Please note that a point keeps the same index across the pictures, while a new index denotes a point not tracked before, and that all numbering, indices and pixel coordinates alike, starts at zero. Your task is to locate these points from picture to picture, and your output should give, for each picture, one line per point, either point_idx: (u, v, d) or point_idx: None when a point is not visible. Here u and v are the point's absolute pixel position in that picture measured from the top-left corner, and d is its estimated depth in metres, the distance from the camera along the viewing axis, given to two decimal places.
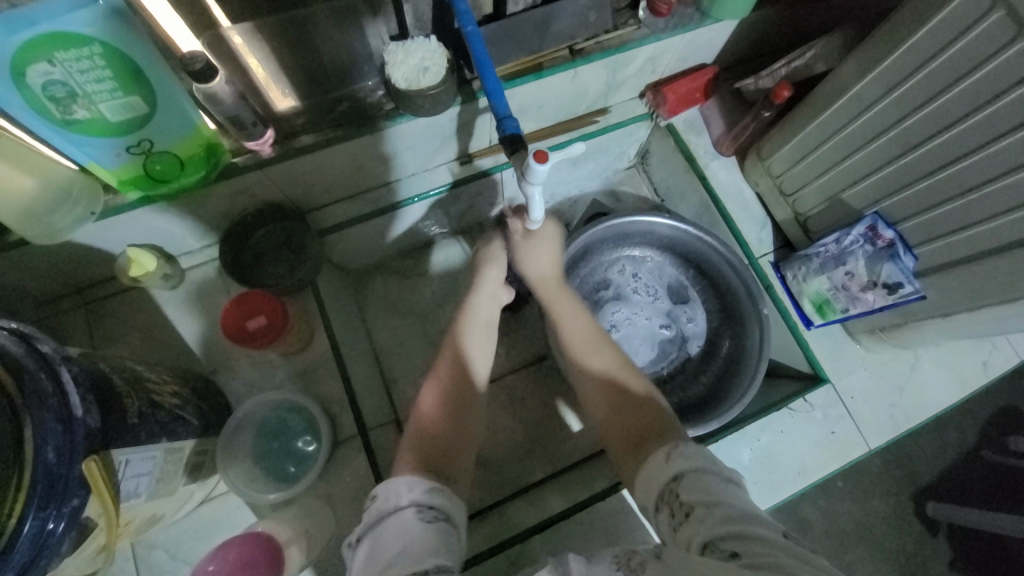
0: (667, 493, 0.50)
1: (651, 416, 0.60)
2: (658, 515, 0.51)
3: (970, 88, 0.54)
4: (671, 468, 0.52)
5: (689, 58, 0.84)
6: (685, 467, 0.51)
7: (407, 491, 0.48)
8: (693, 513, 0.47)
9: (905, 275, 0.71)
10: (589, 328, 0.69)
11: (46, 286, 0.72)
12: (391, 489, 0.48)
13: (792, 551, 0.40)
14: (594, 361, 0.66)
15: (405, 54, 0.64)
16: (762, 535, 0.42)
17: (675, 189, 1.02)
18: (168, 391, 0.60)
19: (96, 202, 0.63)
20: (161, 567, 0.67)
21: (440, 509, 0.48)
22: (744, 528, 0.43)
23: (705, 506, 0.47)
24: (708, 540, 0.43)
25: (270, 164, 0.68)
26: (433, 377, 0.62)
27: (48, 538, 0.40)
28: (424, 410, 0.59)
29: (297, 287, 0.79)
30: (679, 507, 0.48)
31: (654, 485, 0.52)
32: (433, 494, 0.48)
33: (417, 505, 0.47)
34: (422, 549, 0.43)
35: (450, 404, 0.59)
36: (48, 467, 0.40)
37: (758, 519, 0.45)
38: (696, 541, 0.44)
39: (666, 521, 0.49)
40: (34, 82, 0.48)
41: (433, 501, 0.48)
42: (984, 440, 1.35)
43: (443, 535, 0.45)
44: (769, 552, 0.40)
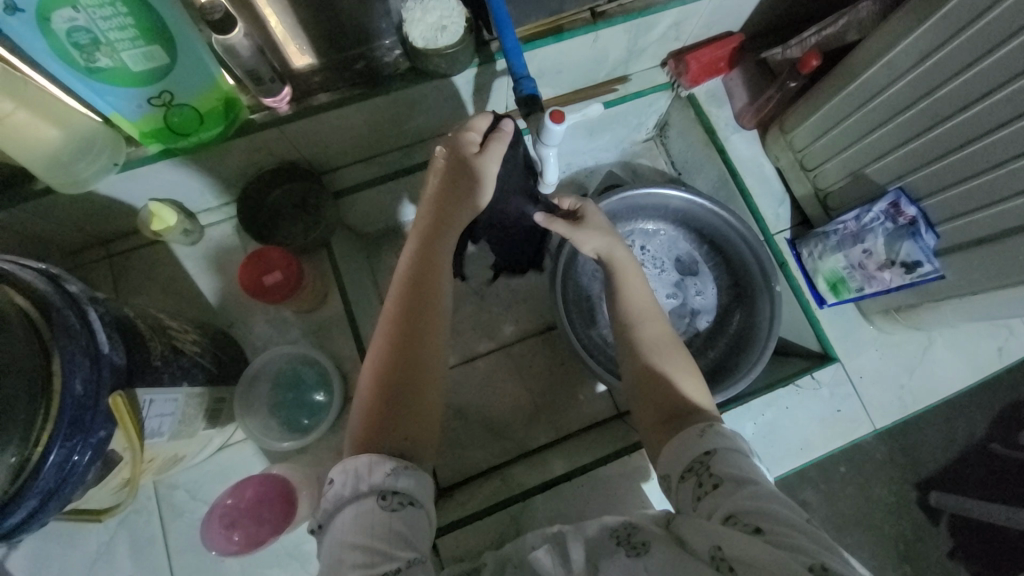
0: (696, 464, 0.51)
1: (685, 397, 0.59)
2: (681, 485, 0.52)
3: (1005, 58, 0.52)
4: (705, 443, 0.52)
5: (715, 25, 0.81)
6: (719, 445, 0.51)
7: (366, 477, 0.48)
8: (721, 487, 0.48)
9: (925, 254, 0.69)
10: (649, 301, 0.67)
11: (73, 238, 0.75)
12: (349, 472, 0.48)
13: (808, 530, 0.43)
14: (645, 331, 0.65)
15: (423, 11, 0.64)
16: (786, 513, 0.44)
17: (693, 163, 1.00)
18: (188, 339, 0.62)
19: (119, 152, 0.64)
20: (182, 506, 0.71)
21: (404, 492, 0.47)
22: (767, 505, 0.45)
23: (735, 482, 0.48)
24: (732, 512, 0.46)
25: (287, 122, 0.68)
26: (392, 297, 0.60)
27: (73, 468, 0.43)
28: (380, 339, 0.57)
29: (313, 247, 0.80)
30: (708, 478, 0.49)
31: (682, 457, 0.53)
32: (396, 477, 0.48)
33: (379, 491, 0.47)
34: (388, 545, 0.44)
35: (411, 321, 0.58)
36: (77, 399, 0.43)
37: (779, 496, 0.46)
38: (718, 513, 0.46)
39: (689, 491, 0.50)
40: (58, 27, 0.48)
41: (395, 485, 0.47)
42: (994, 433, 1.34)
43: (407, 522, 0.46)
44: (790, 531, 0.42)
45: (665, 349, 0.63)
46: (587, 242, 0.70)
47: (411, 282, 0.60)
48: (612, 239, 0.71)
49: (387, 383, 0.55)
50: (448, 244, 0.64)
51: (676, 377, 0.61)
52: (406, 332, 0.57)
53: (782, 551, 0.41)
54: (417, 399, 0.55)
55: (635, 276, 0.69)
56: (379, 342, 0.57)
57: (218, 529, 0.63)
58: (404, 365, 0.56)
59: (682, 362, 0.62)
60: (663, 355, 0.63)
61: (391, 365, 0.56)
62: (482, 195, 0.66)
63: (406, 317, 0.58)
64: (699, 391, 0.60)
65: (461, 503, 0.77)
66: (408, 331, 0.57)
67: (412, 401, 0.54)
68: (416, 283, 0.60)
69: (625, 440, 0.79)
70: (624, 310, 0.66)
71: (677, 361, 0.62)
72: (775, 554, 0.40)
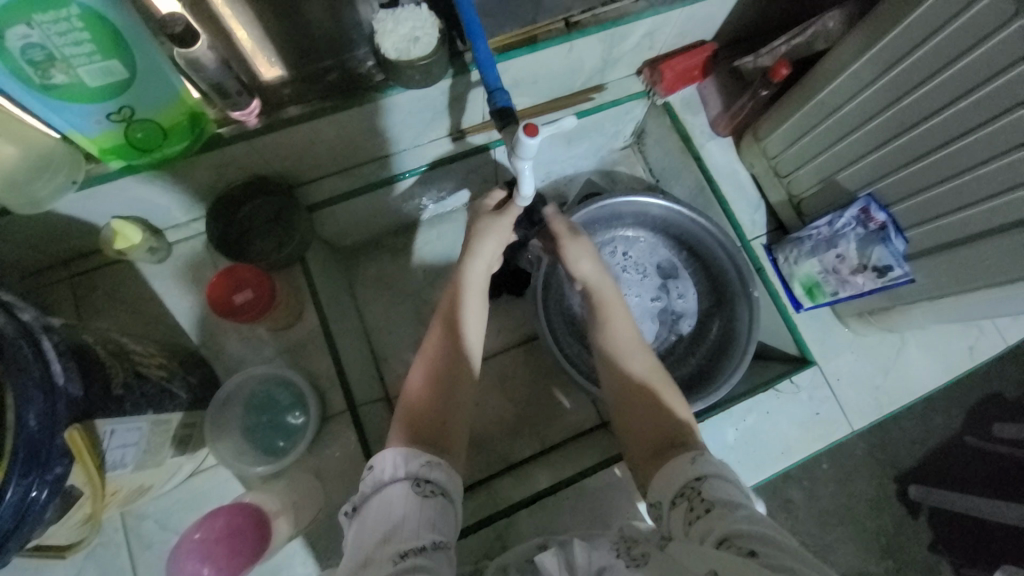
0: (688, 489, 0.51)
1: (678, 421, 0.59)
2: (672, 510, 0.51)
3: (966, 68, 0.54)
4: (695, 469, 0.52)
5: (688, 34, 0.82)
6: (710, 471, 0.51)
7: (404, 464, 0.48)
8: (714, 510, 0.47)
9: (895, 259, 0.71)
10: (631, 333, 0.67)
11: (29, 258, 0.71)
12: (387, 461, 0.49)
13: (801, 556, 0.41)
14: (631, 362, 0.64)
15: (395, 23, 0.62)
16: (779, 541, 0.42)
17: (670, 170, 1.00)
18: (154, 363, 0.60)
19: (77, 170, 0.61)
20: (151, 537, 0.68)
21: (436, 482, 0.49)
22: (760, 531, 0.43)
23: (727, 505, 0.47)
24: (725, 536, 0.43)
25: (256, 135, 0.66)
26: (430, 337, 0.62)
27: (31, 505, 0.40)
28: (416, 379, 0.58)
29: (286, 262, 0.78)
30: (699, 503, 0.49)
31: (672, 483, 0.52)
32: (431, 468, 0.49)
33: (413, 478, 0.48)
34: (417, 526, 0.44)
35: (449, 355, 0.60)
36: (29, 434, 0.40)
37: (774, 525, 0.45)
38: (712, 535, 0.44)
39: (680, 517, 0.50)
40: (11, 44, 0.46)
41: (429, 475, 0.48)
42: (967, 426, 1.38)
43: (437, 510, 0.47)
44: (783, 556, 0.40)
45: (662, 381, 0.63)
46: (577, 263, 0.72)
47: (446, 321, 0.62)
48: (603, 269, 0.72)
49: (421, 411, 0.55)
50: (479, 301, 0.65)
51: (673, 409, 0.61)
52: (445, 366, 0.59)
53: (779, 574, 0.38)
54: (445, 429, 0.55)
55: (616, 305, 0.69)
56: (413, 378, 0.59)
57: (190, 567, 0.59)
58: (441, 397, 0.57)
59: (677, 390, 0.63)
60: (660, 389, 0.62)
61: (426, 398, 0.57)
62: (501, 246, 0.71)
63: (444, 353, 0.60)
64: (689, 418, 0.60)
65: None
66: (446, 366, 0.59)
67: (445, 430, 0.54)
68: (451, 321, 0.62)
69: (611, 450, 0.78)
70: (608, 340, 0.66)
71: (671, 395, 0.62)
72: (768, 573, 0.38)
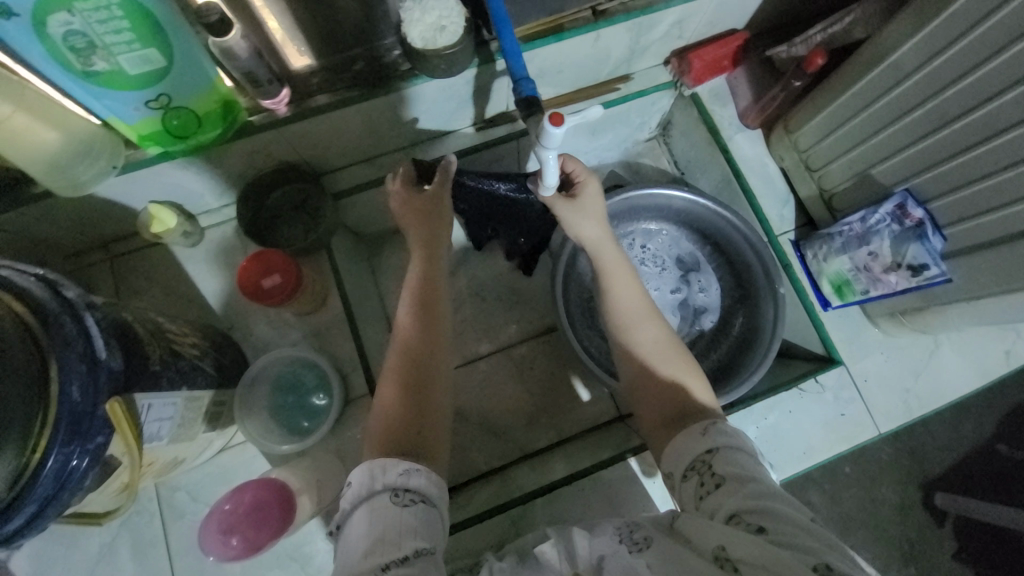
0: (699, 463, 0.51)
1: (695, 405, 0.57)
2: (683, 484, 0.51)
3: (1014, 58, 0.51)
4: (706, 442, 0.51)
5: (719, 22, 0.80)
6: (722, 442, 0.51)
7: (380, 475, 0.47)
8: (724, 485, 0.47)
9: (931, 257, 0.68)
10: (640, 300, 0.66)
11: (74, 240, 0.75)
12: (363, 476, 0.48)
13: (812, 530, 0.42)
14: (640, 333, 0.64)
15: (422, 11, 0.62)
16: (790, 514, 0.43)
17: (696, 163, 0.99)
18: (187, 343, 0.62)
19: (117, 155, 0.64)
20: (183, 508, 0.71)
21: (416, 490, 0.47)
22: (771, 506, 0.44)
23: (737, 480, 0.47)
24: (734, 512, 0.45)
25: (285, 123, 0.68)
26: (402, 310, 0.63)
27: (72, 473, 0.43)
28: (394, 351, 0.59)
29: (312, 249, 0.80)
30: (710, 478, 0.49)
31: (684, 458, 0.52)
32: (408, 476, 0.48)
33: (391, 489, 0.47)
34: (399, 536, 0.44)
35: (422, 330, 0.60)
36: (73, 405, 0.43)
37: (783, 495, 0.46)
38: (722, 512, 0.46)
39: (691, 490, 0.50)
40: (55, 31, 0.48)
41: (408, 483, 0.47)
42: (1003, 434, 1.32)
43: (422, 517, 0.46)
44: (792, 531, 0.42)
45: (665, 352, 0.62)
46: (578, 225, 0.71)
47: (416, 298, 0.63)
48: (601, 233, 0.71)
49: (403, 385, 0.56)
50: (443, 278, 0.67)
51: (684, 382, 0.60)
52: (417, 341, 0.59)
53: (787, 552, 0.40)
54: (428, 405, 0.56)
55: (625, 273, 0.68)
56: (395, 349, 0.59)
57: (216, 535, 0.62)
58: (418, 370, 0.58)
59: (683, 357, 0.62)
60: (664, 362, 0.61)
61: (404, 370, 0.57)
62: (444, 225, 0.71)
63: (420, 328, 0.60)
64: (709, 397, 0.59)
65: (461, 506, 0.76)
66: (423, 342, 0.60)
67: (425, 408, 0.55)
68: (420, 300, 0.63)
69: (628, 443, 0.78)
70: (614, 308, 0.66)
71: (678, 365, 0.61)
72: (780, 555, 0.40)
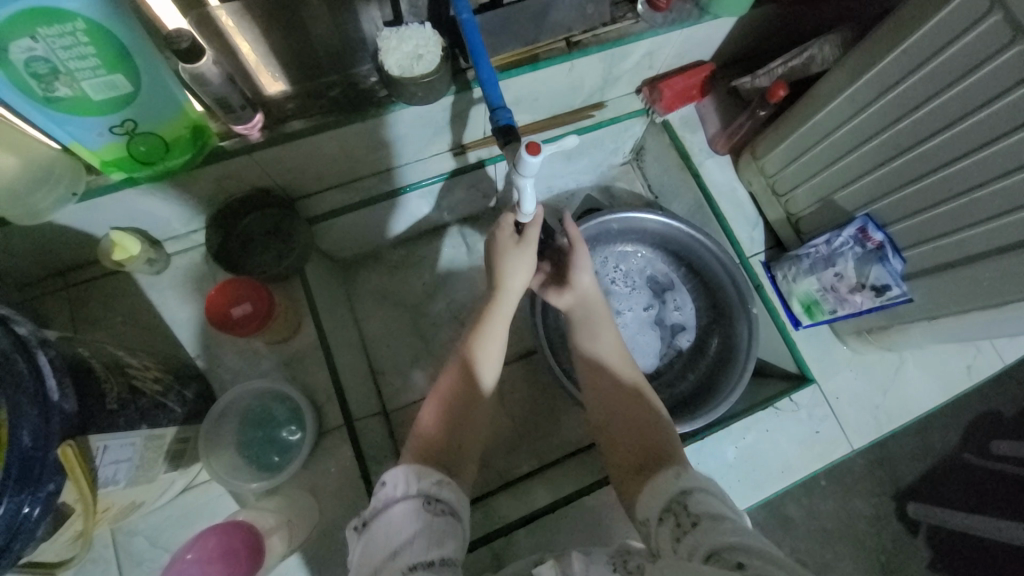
0: (675, 504, 0.50)
1: (663, 443, 0.59)
2: (659, 528, 0.50)
3: (964, 93, 0.54)
4: (682, 483, 0.51)
5: (687, 54, 0.84)
6: (694, 484, 0.51)
7: (415, 481, 0.49)
8: (700, 523, 0.46)
9: (893, 278, 0.71)
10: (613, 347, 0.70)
11: (26, 268, 0.71)
12: (399, 477, 0.50)
13: (792, 567, 0.39)
14: (609, 374, 0.67)
15: (399, 40, 0.63)
16: (768, 550, 0.41)
17: (669, 186, 1.01)
18: (149, 377, 0.59)
19: (78, 181, 0.62)
20: (140, 555, 0.66)
21: (446, 501, 0.49)
22: (748, 543, 0.42)
23: (713, 518, 0.46)
24: (713, 549, 0.42)
25: (258, 149, 0.67)
26: (433, 395, 0.62)
27: (22, 522, 0.40)
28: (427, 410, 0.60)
29: (285, 275, 0.77)
30: (686, 518, 0.48)
31: (658, 500, 0.52)
32: (441, 486, 0.50)
33: (424, 496, 0.48)
34: (427, 541, 0.45)
35: (463, 380, 0.63)
36: (23, 451, 0.39)
37: (759, 535, 0.44)
38: (700, 550, 0.43)
39: (668, 532, 0.48)
40: (14, 56, 0.46)
41: (440, 493, 0.49)
42: (966, 444, 1.38)
43: (447, 527, 0.47)
44: (773, 568, 0.39)
45: (632, 403, 0.64)
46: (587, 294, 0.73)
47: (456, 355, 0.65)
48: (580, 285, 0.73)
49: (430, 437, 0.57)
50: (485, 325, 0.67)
51: (656, 429, 0.61)
52: (457, 396, 0.61)
53: None
54: (453, 450, 0.57)
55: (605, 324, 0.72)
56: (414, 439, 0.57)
57: None
58: (454, 424, 0.59)
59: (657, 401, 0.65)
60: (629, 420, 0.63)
61: (438, 425, 0.59)
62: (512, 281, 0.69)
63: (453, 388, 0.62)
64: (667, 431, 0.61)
65: None
66: (452, 408, 0.60)
67: (455, 451, 0.57)
68: (459, 349, 0.65)
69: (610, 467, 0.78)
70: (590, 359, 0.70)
71: (638, 417, 0.63)
72: None
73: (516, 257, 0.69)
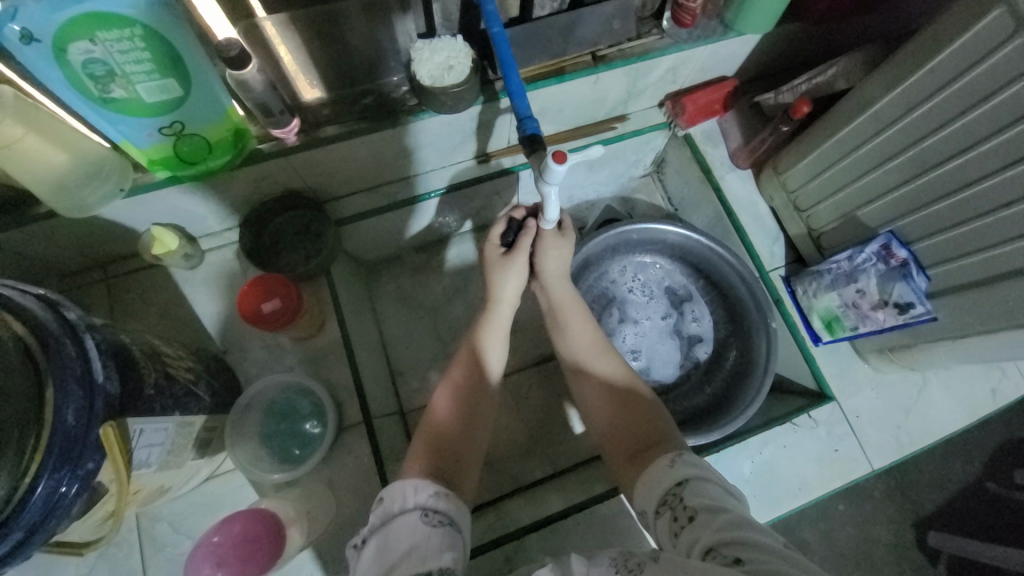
0: (670, 496, 0.50)
1: (656, 429, 0.60)
2: (657, 520, 0.51)
3: (991, 111, 0.54)
4: (676, 473, 0.52)
5: (710, 70, 0.85)
6: (691, 474, 0.51)
7: (412, 495, 0.49)
8: (697, 517, 0.46)
9: (917, 296, 0.70)
10: (594, 337, 0.71)
11: (72, 259, 0.75)
12: (397, 492, 0.50)
13: (793, 560, 0.39)
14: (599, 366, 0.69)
15: (431, 52, 0.66)
16: (764, 539, 0.42)
17: (690, 200, 1.02)
18: (182, 366, 0.62)
19: (126, 178, 0.65)
20: (163, 540, 0.68)
21: (445, 512, 0.49)
22: (746, 535, 0.42)
23: (710, 511, 0.46)
24: (711, 545, 0.43)
25: (293, 152, 0.69)
26: (446, 383, 0.64)
27: (59, 500, 0.41)
28: (435, 413, 0.61)
29: (313, 274, 0.80)
30: (682, 511, 0.48)
31: (655, 491, 0.52)
32: (438, 498, 0.50)
33: (422, 509, 0.49)
34: (427, 553, 0.45)
35: (471, 377, 0.64)
36: (67, 429, 0.42)
37: (758, 525, 0.44)
38: (699, 546, 0.44)
39: (666, 525, 0.49)
40: (75, 58, 0.50)
41: (438, 505, 0.50)
42: (992, 473, 1.33)
43: (447, 538, 0.47)
44: (770, 559, 0.39)
45: (624, 395, 0.65)
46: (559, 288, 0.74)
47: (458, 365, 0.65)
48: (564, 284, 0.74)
49: (434, 444, 0.57)
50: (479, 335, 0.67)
51: (649, 418, 0.62)
52: (464, 393, 0.63)
53: None
54: (460, 457, 0.57)
55: (580, 315, 0.73)
56: (421, 440, 0.58)
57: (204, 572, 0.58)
58: (461, 431, 0.59)
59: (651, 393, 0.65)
60: (628, 411, 0.63)
61: (445, 430, 0.59)
62: (502, 289, 0.70)
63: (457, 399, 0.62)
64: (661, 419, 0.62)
65: None
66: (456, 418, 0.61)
67: (459, 464, 0.57)
68: (469, 346, 0.67)
69: None
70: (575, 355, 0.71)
71: (637, 408, 0.63)
72: None
73: (512, 269, 0.70)
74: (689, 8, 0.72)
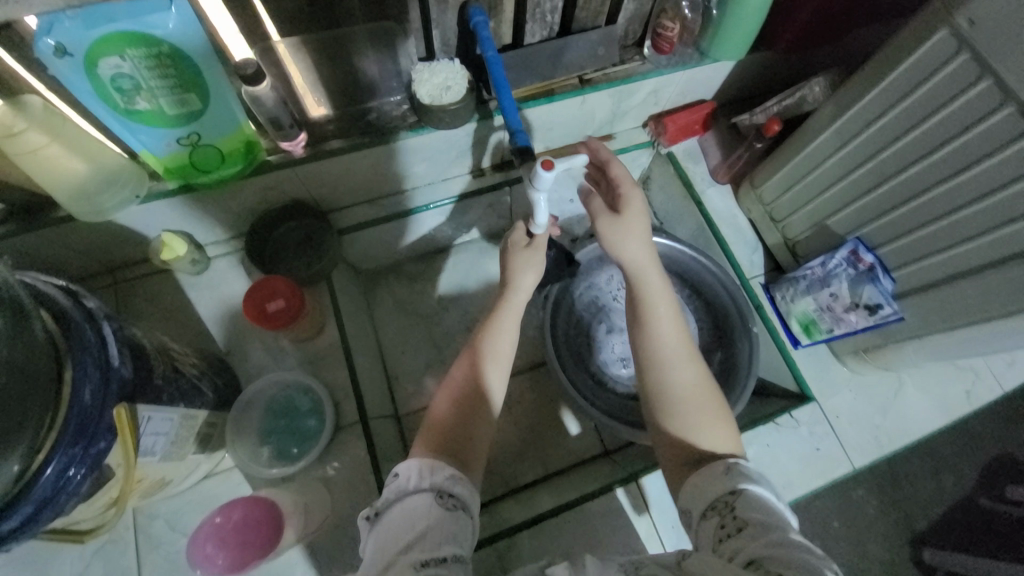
0: (721, 504, 0.50)
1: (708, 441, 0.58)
2: (703, 523, 0.51)
3: (939, 124, 0.60)
4: (730, 482, 0.51)
5: (689, 93, 0.92)
6: (745, 486, 0.50)
7: (428, 475, 0.52)
8: (744, 529, 0.46)
9: (884, 297, 0.75)
10: (678, 332, 0.64)
11: (82, 264, 0.78)
12: (412, 470, 0.53)
13: None
14: (677, 363, 0.62)
15: (430, 73, 0.72)
16: (812, 562, 0.41)
17: (674, 213, 1.07)
18: (188, 362, 0.65)
19: (141, 186, 0.69)
20: (160, 538, 0.69)
21: (458, 497, 0.52)
22: (793, 555, 0.41)
23: (760, 526, 0.46)
24: (753, 557, 0.43)
25: (301, 163, 0.74)
26: (446, 388, 0.64)
27: (68, 480, 0.43)
28: (439, 402, 0.63)
29: (314, 279, 0.84)
30: (731, 521, 0.48)
31: (704, 495, 0.52)
32: (453, 481, 0.53)
33: (436, 490, 0.51)
34: (440, 536, 0.48)
35: (475, 374, 0.64)
36: (84, 407, 0.44)
37: (807, 545, 0.43)
38: (740, 556, 0.44)
39: (710, 529, 0.49)
40: (103, 73, 0.55)
41: (452, 489, 0.52)
42: (981, 488, 1.35)
43: (459, 522, 0.50)
44: None
45: (698, 395, 0.61)
46: (622, 247, 0.67)
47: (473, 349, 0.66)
48: (643, 256, 0.67)
49: (444, 436, 0.59)
50: (496, 327, 0.68)
51: (710, 426, 0.59)
52: (470, 386, 0.63)
53: None
54: (468, 437, 0.59)
55: (661, 305, 0.65)
56: (428, 428, 0.60)
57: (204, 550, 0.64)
58: (471, 412, 0.61)
59: (718, 399, 0.61)
60: (696, 406, 0.60)
61: (455, 417, 0.61)
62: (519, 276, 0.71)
63: (468, 382, 0.63)
64: (721, 432, 0.59)
65: None
66: (462, 403, 0.62)
67: (469, 446, 0.59)
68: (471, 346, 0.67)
69: (614, 476, 0.80)
70: (655, 340, 0.63)
71: (705, 407, 0.60)
72: None
73: (529, 261, 0.72)
74: (667, 36, 0.79)
